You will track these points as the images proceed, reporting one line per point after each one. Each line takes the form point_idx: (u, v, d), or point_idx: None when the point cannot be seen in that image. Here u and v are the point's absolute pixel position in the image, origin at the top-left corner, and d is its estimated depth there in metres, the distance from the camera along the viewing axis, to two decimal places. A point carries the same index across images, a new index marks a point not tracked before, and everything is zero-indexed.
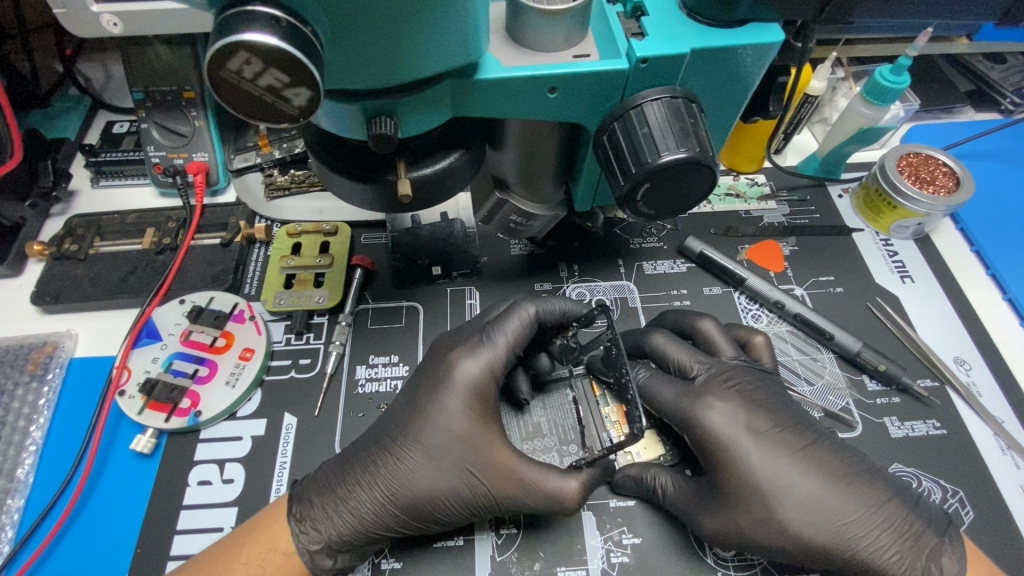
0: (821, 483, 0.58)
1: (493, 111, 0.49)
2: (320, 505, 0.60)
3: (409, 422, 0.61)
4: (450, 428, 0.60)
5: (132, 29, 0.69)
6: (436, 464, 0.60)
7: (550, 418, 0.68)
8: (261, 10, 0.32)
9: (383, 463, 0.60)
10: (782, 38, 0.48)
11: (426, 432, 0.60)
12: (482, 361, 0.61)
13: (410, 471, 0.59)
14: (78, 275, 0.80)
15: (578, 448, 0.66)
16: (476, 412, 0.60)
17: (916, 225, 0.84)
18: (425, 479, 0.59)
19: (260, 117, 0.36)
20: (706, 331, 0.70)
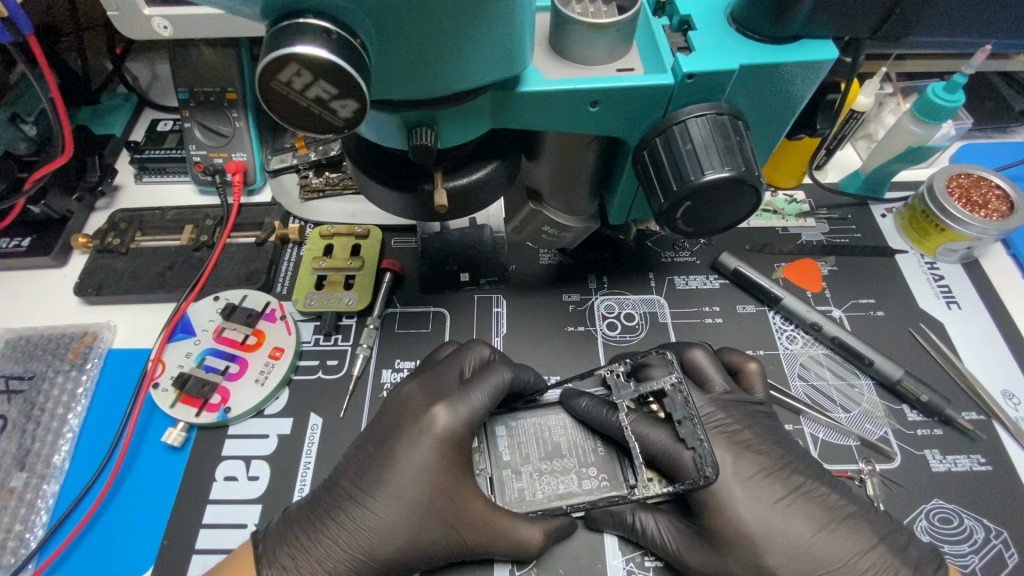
0: (809, 528, 0.58)
1: (532, 123, 0.48)
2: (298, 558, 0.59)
3: (375, 462, 0.62)
4: (404, 487, 0.60)
5: (181, 32, 0.71)
6: (393, 518, 0.59)
7: (571, 439, 0.67)
8: (313, 23, 0.32)
9: (343, 522, 0.60)
10: (836, 56, 0.46)
11: (391, 476, 0.60)
12: (457, 414, 0.63)
13: (370, 527, 0.59)
14: (119, 268, 0.83)
15: (597, 471, 0.65)
16: (444, 457, 0.61)
17: (965, 249, 0.80)
18: (382, 534, 0.59)
19: (306, 127, 0.36)
20: (696, 361, 0.67)
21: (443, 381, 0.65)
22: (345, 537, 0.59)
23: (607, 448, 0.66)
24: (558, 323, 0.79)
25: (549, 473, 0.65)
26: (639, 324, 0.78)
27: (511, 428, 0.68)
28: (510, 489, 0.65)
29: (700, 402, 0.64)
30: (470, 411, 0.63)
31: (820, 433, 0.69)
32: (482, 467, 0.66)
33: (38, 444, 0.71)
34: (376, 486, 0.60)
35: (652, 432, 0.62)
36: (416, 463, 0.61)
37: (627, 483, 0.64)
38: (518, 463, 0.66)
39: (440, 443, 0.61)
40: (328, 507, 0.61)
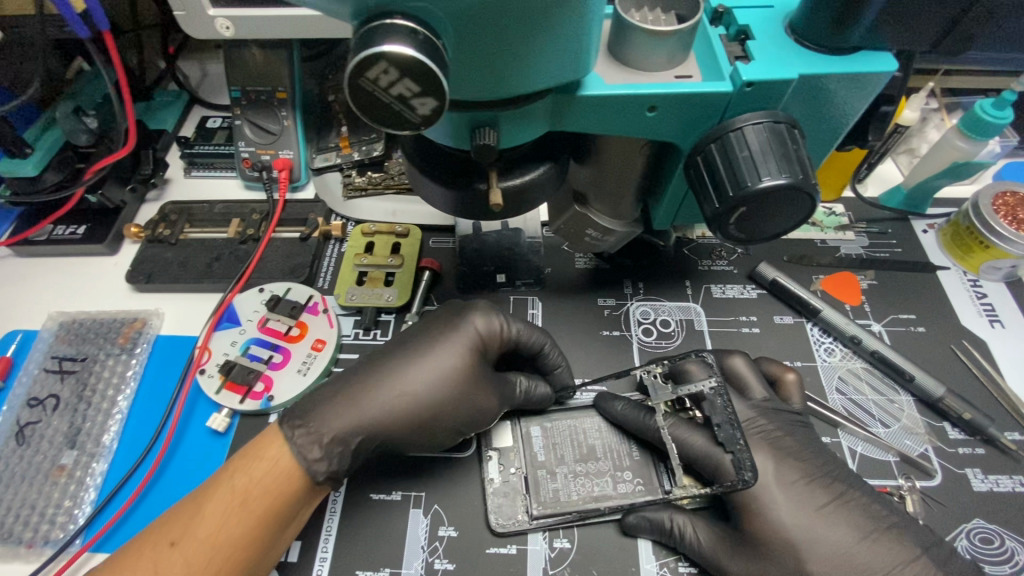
0: (851, 536, 0.57)
1: (589, 126, 0.49)
2: (324, 405, 0.63)
3: (414, 345, 0.68)
4: (439, 355, 0.66)
5: (241, 33, 0.74)
6: (420, 379, 0.65)
7: (605, 442, 0.68)
8: (400, 23, 0.34)
9: (375, 378, 0.65)
10: (894, 68, 0.46)
11: (431, 356, 0.66)
12: (495, 322, 0.70)
13: (399, 384, 0.65)
14: (169, 258, 0.86)
15: (632, 475, 0.66)
16: (477, 353, 0.68)
17: (1009, 267, 0.79)
18: (408, 387, 0.64)
19: (384, 123, 0.38)
20: (736, 368, 0.68)
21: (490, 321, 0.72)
22: (374, 389, 0.64)
23: (643, 453, 0.67)
24: (594, 327, 0.80)
25: (584, 475, 0.66)
26: (675, 331, 0.78)
27: (546, 428, 0.70)
28: (545, 489, 0.65)
29: (739, 406, 0.65)
30: (506, 323, 0.71)
31: (858, 447, 0.69)
32: (516, 466, 0.68)
33: (89, 424, 0.73)
34: (414, 351, 0.67)
35: (692, 436, 0.62)
36: (453, 338, 0.68)
37: (662, 489, 0.64)
38: (552, 463, 0.67)
39: (477, 336, 0.68)
40: (364, 368, 0.66)
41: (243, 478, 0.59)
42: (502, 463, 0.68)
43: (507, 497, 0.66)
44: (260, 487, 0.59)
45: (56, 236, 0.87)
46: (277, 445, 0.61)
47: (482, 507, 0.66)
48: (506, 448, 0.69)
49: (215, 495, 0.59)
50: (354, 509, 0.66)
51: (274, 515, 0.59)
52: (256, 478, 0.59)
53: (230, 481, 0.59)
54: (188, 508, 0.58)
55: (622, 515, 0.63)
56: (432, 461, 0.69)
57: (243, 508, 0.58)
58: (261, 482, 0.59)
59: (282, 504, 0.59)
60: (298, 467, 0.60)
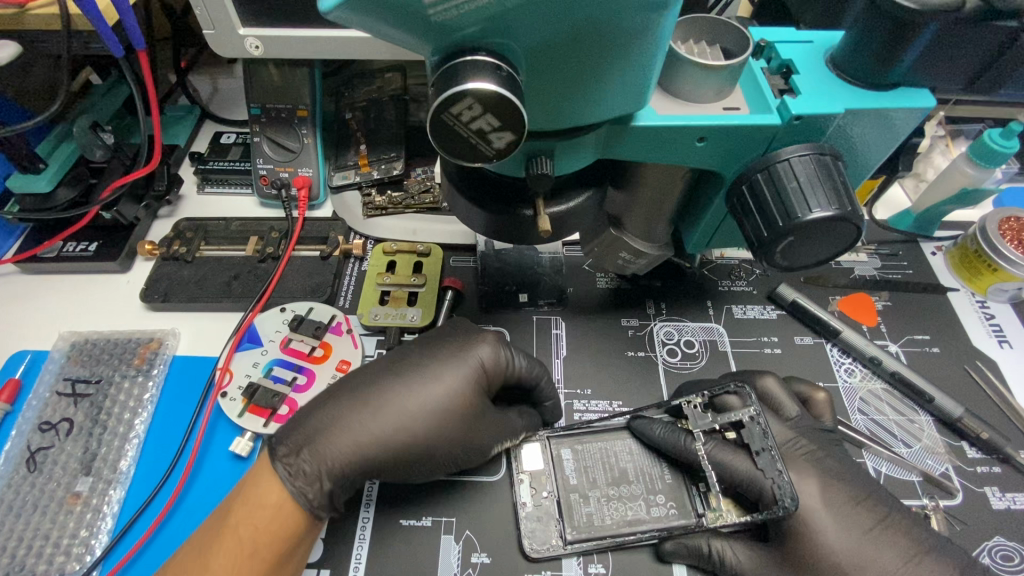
0: (896, 560, 0.58)
1: (638, 155, 0.50)
2: (321, 431, 0.60)
3: (411, 371, 0.65)
4: (438, 384, 0.65)
5: (270, 52, 0.74)
6: (421, 405, 0.63)
7: (637, 465, 0.68)
8: (484, 59, 0.34)
9: (367, 403, 0.63)
10: (932, 104, 0.48)
11: (428, 384, 0.64)
12: (498, 354, 0.68)
13: (395, 413, 0.62)
14: (185, 276, 0.84)
15: (665, 499, 0.66)
16: (478, 386, 0.67)
17: (1015, 290, 0.82)
18: (407, 413, 0.63)
19: (457, 155, 0.38)
20: (767, 389, 0.69)
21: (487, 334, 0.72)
22: (367, 413, 0.62)
23: (675, 475, 0.67)
24: (618, 348, 0.80)
25: (617, 500, 0.66)
26: (699, 352, 0.79)
27: (576, 451, 0.70)
28: (578, 514, 0.65)
29: (779, 428, 0.65)
30: (510, 356, 0.70)
31: (883, 467, 0.70)
32: (548, 489, 0.67)
33: (106, 449, 0.71)
34: (414, 374, 0.65)
35: (736, 461, 0.62)
36: (455, 365, 0.66)
37: (696, 512, 0.64)
38: (585, 487, 0.67)
39: (480, 369, 0.67)
40: (355, 392, 0.63)
41: (248, 527, 0.56)
42: (534, 487, 0.68)
43: (540, 522, 0.65)
44: (267, 535, 0.56)
45: (66, 254, 0.85)
46: (272, 487, 0.58)
47: (515, 531, 0.65)
48: (538, 471, 0.68)
49: (220, 547, 0.56)
50: (384, 534, 0.65)
51: (283, 558, 0.57)
52: (261, 528, 0.56)
53: (232, 532, 0.57)
54: (196, 564, 0.56)
55: (656, 540, 0.63)
56: (463, 485, 0.68)
57: (252, 559, 0.56)
58: (268, 529, 0.57)
59: (290, 546, 0.58)
60: (297, 506, 0.58)
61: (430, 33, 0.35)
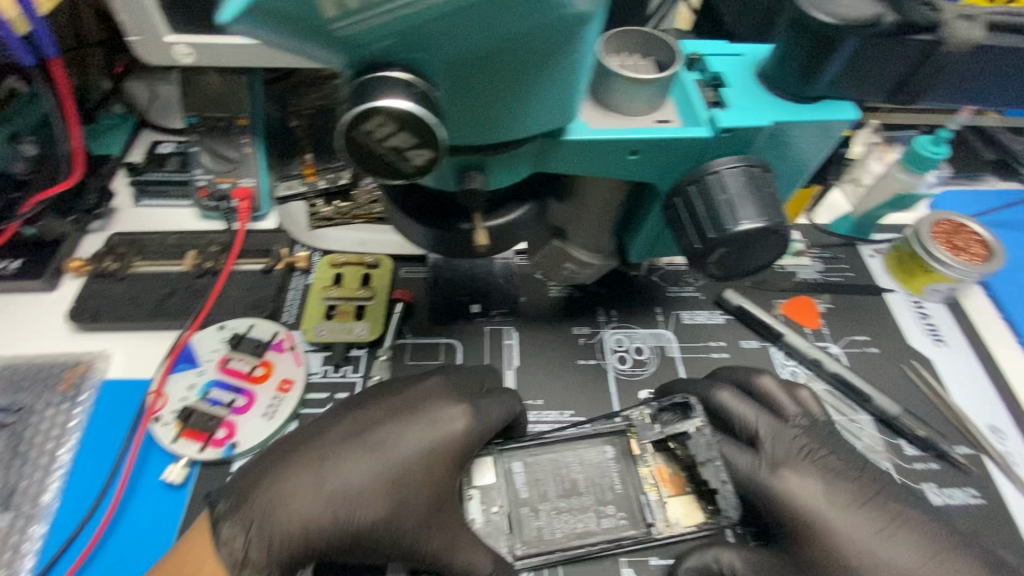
0: (915, 559, 0.59)
1: (573, 169, 0.50)
2: (269, 513, 0.57)
3: (370, 440, 0.62)
4: (398, 455, 0.61)
5: (202, 59, 0.71)
6: (380, 492, 0.59)
7: (587, 476, 0.68)
8: (395, 74, 0.32)
9: (320, 477, 0.59)
10: (853, 116, 0.49)
11: (389, 454, 0.61)
12: (471, 420, 0.64)
13: (350, 490, 0.59)
14: (117, 294, 0.80)
15: (616, 510, 0.66)
16: (447, 459, 0.62)
17: (948, 290, 0.85)
18: (363, 503, 0.59)
19: (376, 172, 0.37)
20: (764, 387, 0.72)
21: (453, 380, 0.69)
22: (320, 489, 0.58)
23: (624, 484, 0.68)
24: (569, 356, 0.80)
25: (568, 512, 0.66)
26: (649, 358, 0.80)
27: (527, 465, 0.69)
28: (528, 528, 0.65)
29: (779, 426, 0.67)
30: (486, 418, 0.65)
31: None
32: (498, 504, 0.67)
33: (27, 482, 0.67)
34: (378, 450, 0.61)
35: (737, 461, 0.65)
36: (423, 445, 0.62)
37: (645, 521, 0.65)
38: (535, 500, 0.66)
39: (449, 439, 0.63)
40: (309, 463, 0.60)
41: None
42: (484, 502, 0.67)
43: (490, 536, 0.65)
44: None
45: None
46: (206, 549, 0.56)
47: None
48: (488, 486, 0.67)
49: None
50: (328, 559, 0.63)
51: None
52: None
53: None
54: None
55: (607, 551, 0.64)
56: None
57: None
58: None
59: None
60: None
61: (339, 48, 0.33)
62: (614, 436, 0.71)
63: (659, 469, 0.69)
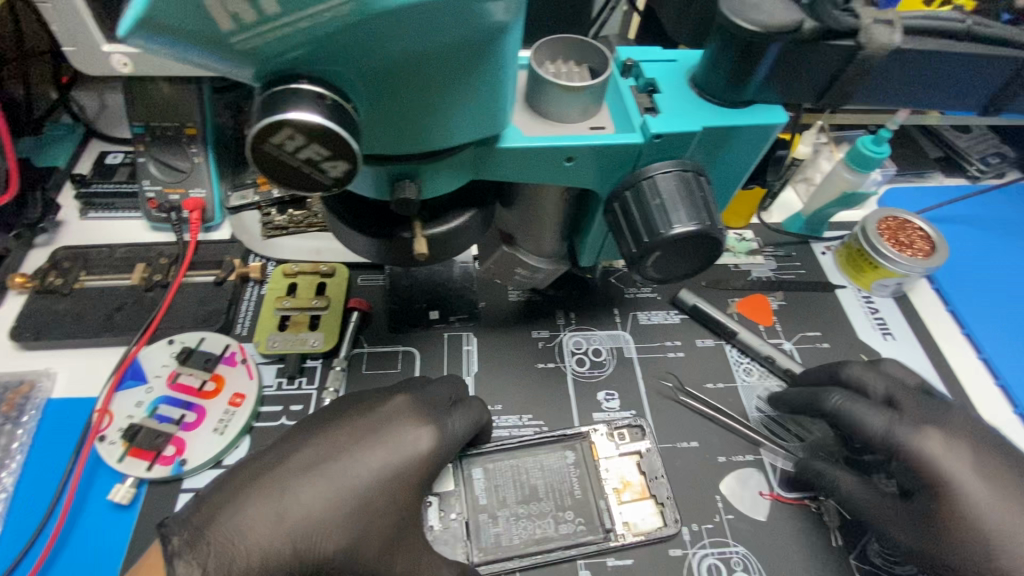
0: None
1: (511, 176, 0.50)
2: (223, 549, 0.54)
3: (331, 464, 0.59)
4: (363, 477, 0.59)
5: (142, 69, 0.70)
6: (342, 521, 0.57)
7: (548, 482, 0.69)
8: (307, 87, 0.33)
9: (280, 507, 0.56)
10: (784, 120, 0.50)
11: (353, 479, 0.58)
12: (433, 437, 0.63)
13: (311, 520, 0.56)
14: (61, 310, 0.78)
15: (574, 515, 0.67)
16: (414, 485, 0.60)
17: (895, 285, 0.88)
18: (326, 531, 0.56)
19: (293, 184, 0.37)
20: (887, 369, 0.72)
21: (419, 398, 0.66)
22: (279, 522, 0.56)
23: (583, 490, 0.69)
24: (528, 360, 0.80)
25: (527, 518, 0.67)
26: (606, 359, 0.80)
27: (487, 470, 0.70)
28: (486, 535, 0.65)
29: (902, 394, 0.67)
30: (453, 436, 0.64)
31: (779, 462, 0.73)
32: (457, 511, 0.67)
33: None
34: (341, 476, 0.58)
35: (868, 417, 0.65)
36: (385, 465, 0.60)
37: (604, 527, 0.66)
38: (494, 506, 0.67)
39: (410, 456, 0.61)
40: (270, 493, 0.57)
41: None
42: (442, 509, 0.67)
43: (447, 544, 0.65)
44: None
45: None
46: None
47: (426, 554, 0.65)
48: (447, 493, 0.68)
49: None
50: None
51: None
52: None
53: None
54: None
55: (564, 556, 0.65)
56: None
57: None
58: None
59: None
60: None
61: (248, 60, 0.33)
62: (574, 440, 0.72)
63: (619, 474, 0.70)
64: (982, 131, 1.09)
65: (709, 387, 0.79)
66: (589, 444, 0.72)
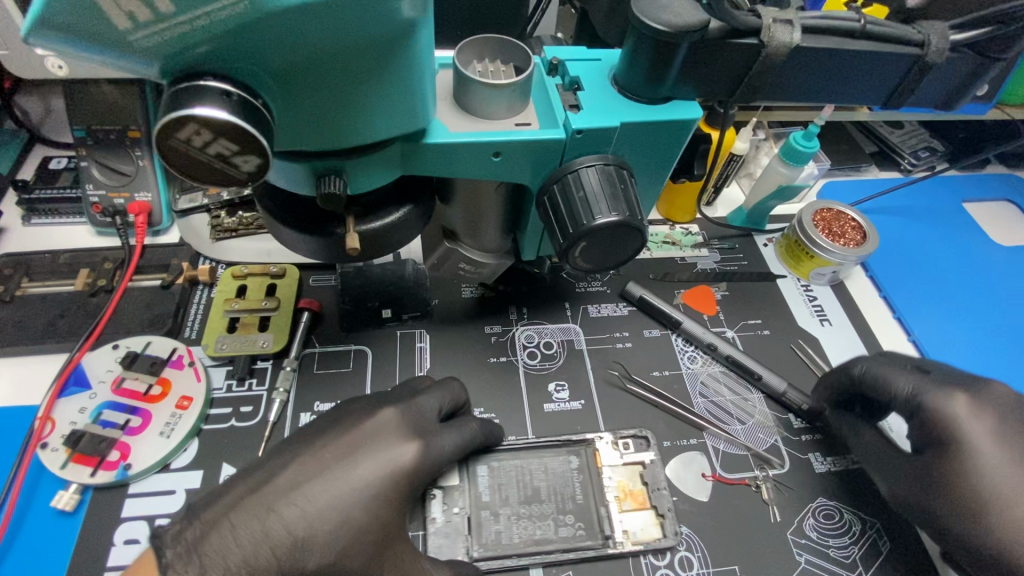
0: None
1: (441, 172, 0.51)
2: (212, 567, 0.54)
3: (316, 475, 0.59)
4: (339, 488, 0.58)
5: (77, 72, 0.69)
6: (329, 535, 0.56)
7: (551, 484, 0.70)
8: (212, 84, 0.34)
9: (265, 515, 0.56)
10: (700, 114, 0.53)
11: (340, 489, 0.58)
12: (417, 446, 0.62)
13: (291, 529, 0.56)
14: (1, 317, 0.76)
15: (574, 519, 0.68)
16: (397, 500, 0.60)
17: (831, 273, 0.92)
18: (314, 543, 0.56)
19: (209, 180, 0.38)
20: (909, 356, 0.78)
21: (407, 411, 0.64)
22: (268, 529, 0.56)
23: (586, 496, 0.69)
24: (481, 355, 0.81)
25: (527, 518, 0.67)
26: (557, 352, 0.82)
27: (492, 468, 0.70)
28: (487, 531, 0.66)
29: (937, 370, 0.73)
30: (439, 456, 0.63)
31: (721, 445, 0.75)
32: (460, 505, 0.68)
33: None
34: (327, 485, 0.58)
35: (898, 379, 0.70)
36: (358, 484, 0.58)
37: (604, 534, 0.67)
38: (497, 504, 0.68)
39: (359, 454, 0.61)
40: (264, 501, 0.57)
41: None
42: (446, 502, 0.68)
43: (448, 537, 0.66)
44: None
45: None
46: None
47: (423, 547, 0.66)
48: (452, 487, 0.69)
49: None
50: None
51: None
52: None
53: None
54: None
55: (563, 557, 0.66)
56: None
57: None
58: None
59: None
60: None
61: (151, 58, 0.33)
62: (579, 447, 0.73)
63: (620, 483, 0.71)
64: (914, 126, 1.15)
65: (655, 375, 0.81)
66: (594, 450, 0.73)
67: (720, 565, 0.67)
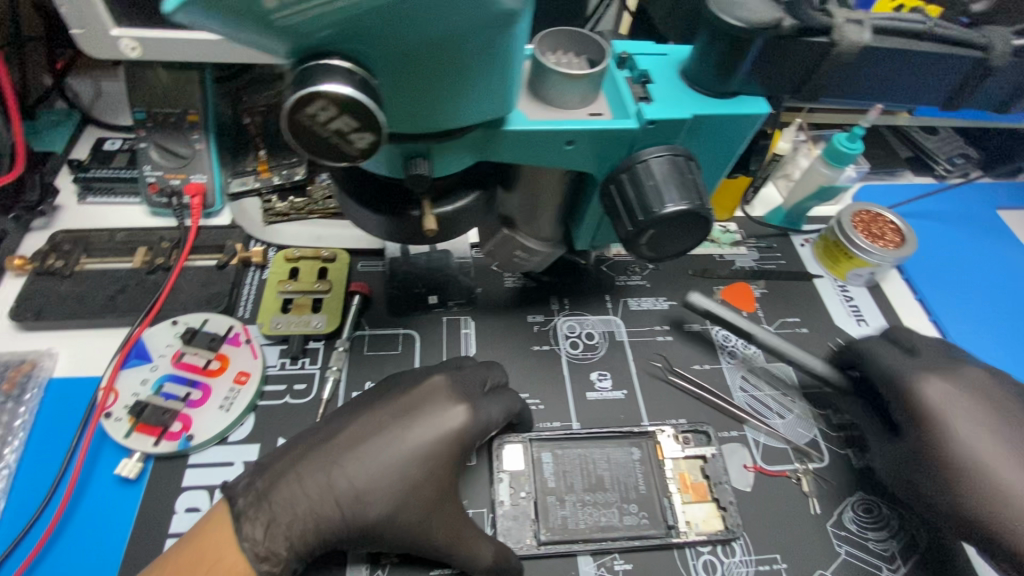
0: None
1: (515, 158, 0.53)
2: (281, 514, 0.57)
3: (367, 435, 0.62)
4: (393, 451, 0.61)
5: (149, 54, 0.71)
6: (384, 493, 0.60)
7: (614, 473, 0.71)
8: (337, 63, 0.36)
9: (324, 466, 0.60)
10: (767, 110, 0.54)
11: (390, 449, 0.61)
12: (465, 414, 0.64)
13: (351, 485, 0.59)
14: (62, 291, 0.79)
15: (638, 508, 0.69)
16: (441, 466, 0.62)
17: (869, 274, 0.93)
18: (373, 499, 0.59)
19: (324, 154, 0.41)
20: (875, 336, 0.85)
21: (455, 377, 0.68)
22: (330, 475, 0.59)
23: (648, 485, 0.71)
24: (525, 343, 0.83)
25: (592, 505, 0.69)
26: (599, 342, 0.84)
27: (557, 454, 0.72)
28: (554, 516, 0.68)
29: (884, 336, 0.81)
30: (488, 414, 0.66)
31: (762, 438, 0.77)
32: (526, 489, 0.69)
33: None
34: (384, 442, 0.61)
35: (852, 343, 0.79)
36: (398, 455, 0.61)
37: (667, 523, 0.68)
38: (562, 490, 0.69)
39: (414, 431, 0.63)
40: (327, 450, 0.61)
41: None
42: (513, 486, 0.70)
43: (516, 521, 0.68)
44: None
45: None
46: (226, 538, 0.56)
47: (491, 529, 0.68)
48: (518, 471, 0.70)
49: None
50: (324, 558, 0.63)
51: None
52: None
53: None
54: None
55: (625, 544, 0.67)
56: None
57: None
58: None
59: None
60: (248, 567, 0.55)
61: (277, 35, 0.35)
62: (642, 439, 0.74)
63: (681, 474, 0.72)
64: (948, 133, 1.16)
65: (696, 368, 0.83)
66: (655, 442, 0.74)
67: (762, 553, 0.69)
